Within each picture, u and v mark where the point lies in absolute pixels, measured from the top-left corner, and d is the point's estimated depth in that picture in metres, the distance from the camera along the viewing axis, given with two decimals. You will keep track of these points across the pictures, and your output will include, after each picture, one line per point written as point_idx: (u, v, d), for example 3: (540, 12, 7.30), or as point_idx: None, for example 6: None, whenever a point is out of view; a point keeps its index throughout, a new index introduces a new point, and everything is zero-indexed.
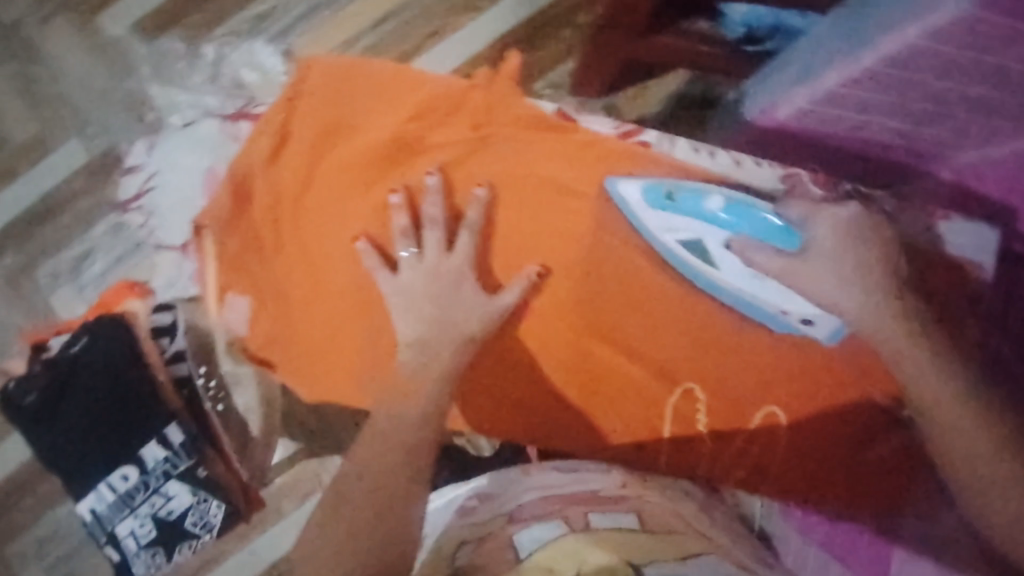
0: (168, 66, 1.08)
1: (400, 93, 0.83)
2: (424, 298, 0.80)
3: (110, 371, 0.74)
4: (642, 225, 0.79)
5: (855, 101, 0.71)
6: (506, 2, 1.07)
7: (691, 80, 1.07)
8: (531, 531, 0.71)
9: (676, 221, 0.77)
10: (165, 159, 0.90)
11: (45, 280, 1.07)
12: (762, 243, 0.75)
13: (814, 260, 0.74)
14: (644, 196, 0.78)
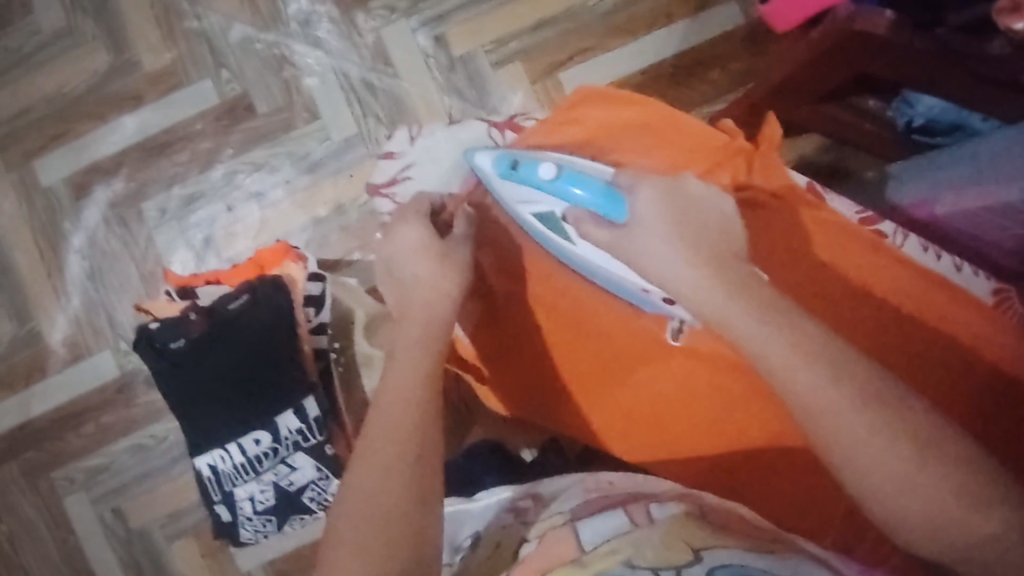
0: (315, 26, 1.06)
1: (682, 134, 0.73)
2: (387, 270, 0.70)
3: (260, 331, 0.74)
4: (502, 195, 0.72)
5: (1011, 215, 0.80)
6: (664, 35, 1.07)
7: (822, 147, 1.08)
8: (597, 521, 0.60)
9: (525, 192, 0.68)
10: (430, 153, 0.85)
11: (152, 213, 1.05)
12: (593, 215, 0.62)
13: (637, 237, 0.59)
14: (493, 166, 0.70)
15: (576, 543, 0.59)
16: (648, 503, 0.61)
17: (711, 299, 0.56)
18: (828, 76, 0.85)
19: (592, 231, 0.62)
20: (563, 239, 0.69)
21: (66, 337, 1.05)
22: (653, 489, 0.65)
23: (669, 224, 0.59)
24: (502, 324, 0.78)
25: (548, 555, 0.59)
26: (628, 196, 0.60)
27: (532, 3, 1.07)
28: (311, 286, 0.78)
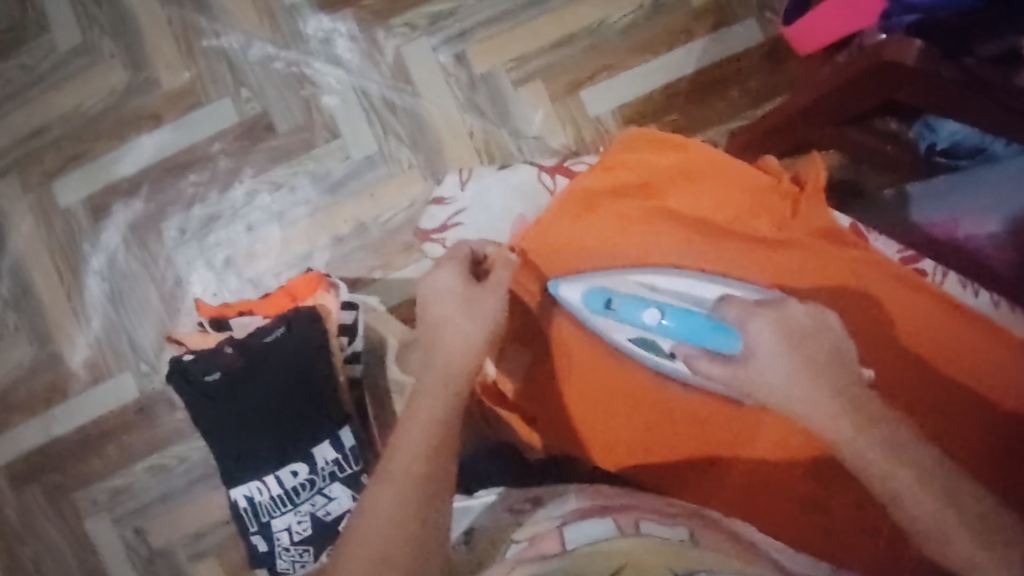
0: (335, 45, 1.06)
1: (723, 175, 0.76)
2: (426, 321, 0.71)
3: (298, 362, 0.75)
4: (596, 327, 0.74)
5: None
6: (684, 53, 1.07)
7: (843, 162, 1.09)
8: (584, 525, 0.59)
9: (622, 327, 0.71)
10: (480, 199, 0.85)
11: (172, 234, 1.05)
12: (702, 351, 0.66)
13: (752, 369, 0.62)
14: (586, 301, 0.74)
15: (558, 542, 0.58)
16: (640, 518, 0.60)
17: (813, 408, 0.59)
18: (854, 100, 0.85)
19: (701, 362, 0.66)
20: (659, 360, 0.72)
21: (86, 358, 1.04)
22: (648, 500, 0.65)
23: (785, 353, 0.60)
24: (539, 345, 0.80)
25: (530, 553, 0.58)
26: (738, 327, 0.63)
27: (553, 20, 1.07)
28: (344, 315, 0.79)
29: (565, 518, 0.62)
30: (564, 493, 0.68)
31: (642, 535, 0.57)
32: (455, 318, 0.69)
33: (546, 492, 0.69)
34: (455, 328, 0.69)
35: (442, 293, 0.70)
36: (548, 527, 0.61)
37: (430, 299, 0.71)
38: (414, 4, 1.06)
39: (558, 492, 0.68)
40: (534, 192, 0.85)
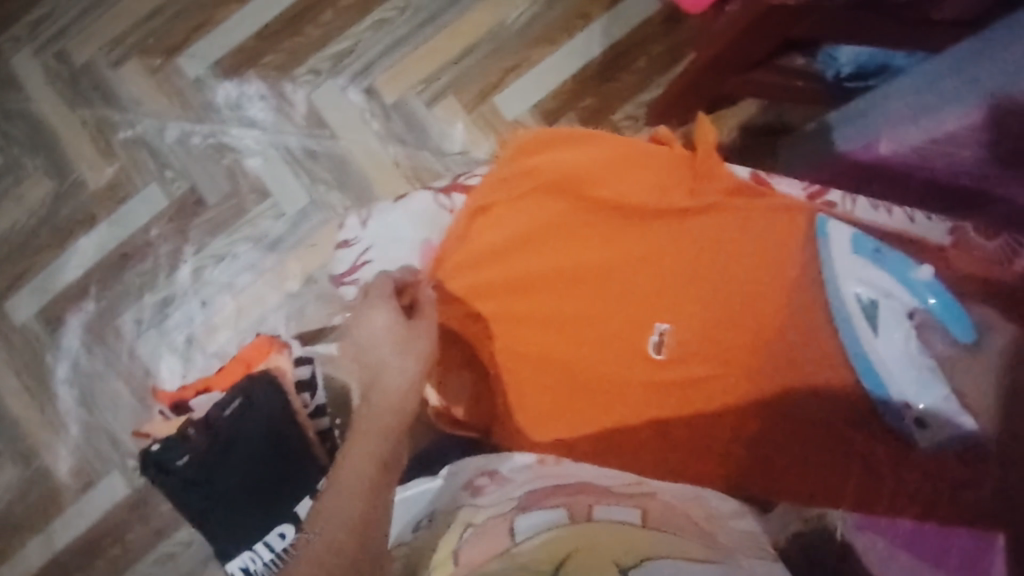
0: (247, 107, 1.06)
1: (638, 160, 0.81)
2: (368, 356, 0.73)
3: (264, 429, 0.75)
4: (834, 271, 0.76)
5: (969, 141, 0.79)
6: (583, 37, 1.09)
7: (762, 108, 1.11)
8: (535, 515, 0.60)
9: (881, 278, 0.74)
10: (386, 235, 0.80)
11: (129, 326, 1.05)
12: (942, 327, 0.70)
13: (982, 361, 0.67)
14: (854, 243, 0.75)
15: (507, 532, 0.59)
16: (594, 504, 0.62)
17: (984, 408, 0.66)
18: (755, 44, 0.86)
19: (930, 338, 0.71)
20: (869, 325, 0.74)
21: (72, 467, 1.05)
22: (599, 482, 0.68)
23: (992, 366, 0.66)
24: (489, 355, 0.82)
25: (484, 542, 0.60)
26: (984, 326, 0.68)
27: (451, 34, 1.08)
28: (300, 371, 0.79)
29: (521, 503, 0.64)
30: (521, 469, 0.71)
31: (596, 523, 0.58)
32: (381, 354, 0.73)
33: (499, 465, 0.73)
34: (385, 359, 0.73)
35: (372, 343, 0.73)
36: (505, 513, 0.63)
37: (364, 339, 0.73)
38: (315, 50, 1.06)
39: (515, 468, 0.71)
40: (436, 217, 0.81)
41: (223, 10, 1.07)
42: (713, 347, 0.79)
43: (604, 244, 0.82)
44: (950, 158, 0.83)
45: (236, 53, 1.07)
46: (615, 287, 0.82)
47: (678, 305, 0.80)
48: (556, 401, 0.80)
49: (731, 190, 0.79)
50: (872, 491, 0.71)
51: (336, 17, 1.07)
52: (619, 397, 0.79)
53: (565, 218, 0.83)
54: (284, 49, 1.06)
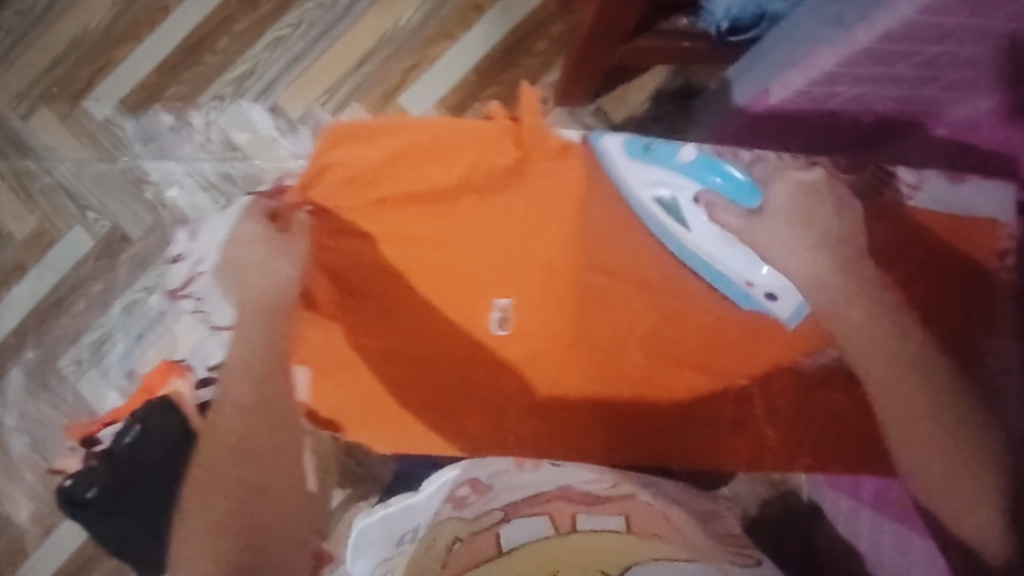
0: (159, 139, 1.08)
1: (458, 146, 0.89)
2: (267, 293, 0.86)
3: (169, 454, 0.76)
4: (625, 173, 0.86)
5: (847, 76, 0.78)
6: (478, 28, 1.10)
7: (672, 73, 1.10)
8: (521, 525, 0.67)
9: (655, 174, 0.84)
10: (208, 245, 0.97)
11: (70, 368, 1.06)
12: (722, 198, 0.80)
13: (769, 222, 0.77)
14: (625, 149, 0.86)
15: (495, 541, 0.66)
16: (576, 511, 0.69)
17: (852, 309, 0.75)
18: (626, 10, 0.84)
19: (723, 210, 0.80)
20: (676, 222, 0.84)
21: (33, 513, 1.07)
22: (579, 489, 0.75)
23: (799, 215, 0.77)
24: (386, 361, 0.85)
25: (474, 554, 0.65)
26: (763, 185, 0.79)
27: (346, 43, 1.09)
28: (202, 393, 0.80)
29: (506, 514, 0.70)
30: (499, 478, 0.77)
31: (579, 528, 0.66)
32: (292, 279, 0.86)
33: (479, 471, 0.79)
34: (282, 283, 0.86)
35: (276, 277, 0.87)
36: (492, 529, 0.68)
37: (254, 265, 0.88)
38: (216, 77, 1.08)
39: (494, 480, 0.77)
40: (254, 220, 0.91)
41: (121, 48, 1.08)
42: (571, 340, 0.89)
43: (468, 242, 0.88)
44: (842, 96, 0.82)
45: (141, 89, 1.08)
46: (471, 270, 0.88)
47: (545, 304, 0.90)
48: (453, 399, 0.86)
49: (555, 151, 0.90)
50: (758, 444, 0.89)
51: (232, 42, 1.08)
52: (484, 396, 0.87)
53: (427, 208, 0.88)
54: (187, 79, 1.08)
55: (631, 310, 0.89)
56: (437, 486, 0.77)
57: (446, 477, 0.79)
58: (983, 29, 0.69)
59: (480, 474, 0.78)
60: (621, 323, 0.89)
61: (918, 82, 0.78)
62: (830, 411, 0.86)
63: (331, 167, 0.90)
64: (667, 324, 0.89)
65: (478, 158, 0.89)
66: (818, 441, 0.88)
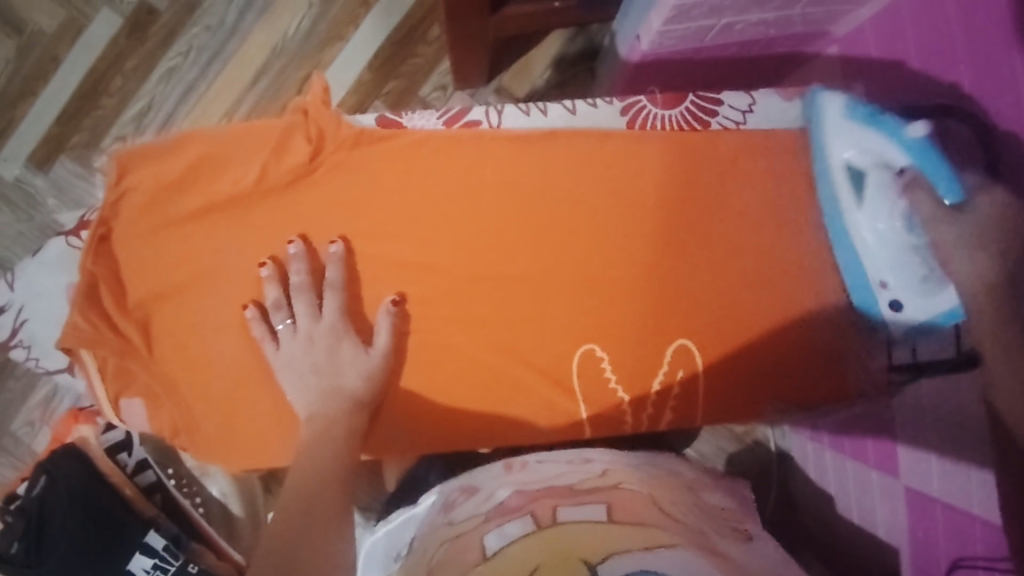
0: (70, 189, 1.04)
1: (241, 140, 0.65)
2: (308, 367, 0.62)
3: (79, 498, 0.76)
4: (831, 137, 0.63)
5: (706, 8, 0.69)
6: (367, 25, 1.05)
7: (570, 38, 1.05)
8: (501, 526, 0.47)
9: (859, 138, 0.61)
10: (30, 286, 0.66)
11: (23, 429, 0.99)
12: (918, 185, 0.57)
13: (952, 232, 0.56)
14: (843, 109, 0.62)
15: (476, 543, 0.47)
16: (562, 501, 0.49)
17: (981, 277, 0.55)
18: None
19: (915, 201, 0.57)
20: (852, 192, 0.62)
21: None
22: (570, 481, 0.53)
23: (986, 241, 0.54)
24: (183, 376, 0.65)
25: (448, 567, 0.46)
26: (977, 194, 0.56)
27: (239, 61, 1.05)
28: (108, 435, 0.80)
29: (491, 515, 0.50)
30: (496, 474, 0.58)
31: (563, 518, 0.46)
32: (204, 332, 0.65)
33: (478, 478, 0.58)
34: (212, 344, 0.65)
35: (342, 362, 0.62)
36: (480, 525, 0.49)
37: (116, 316, 0.64)
38: (115, 117, 1.05)
39: (491, 477, 0.57)
40: (74, 257, 0.66)
41: (21, 105, 1.05)
42: (441, 358, 0.65)
43: (239, 244, 0.65)
44: (714, 30, 0.74)
45: (45, 143, 1.05)
46: (234, 249, 0.65)
47: (445, 289, 0.65)
48: (257, 432, 0.65)
49: (355, 140, 0.65)
50: (690, 397, 0.66)
51: (126, 80, 1.05)
52: (260, 413, 0.65)
53: (176, 212, 0.65)
54: (88, 126, 1.05)
55: (521, 279, 0.65)
56: (435, 495, 0.59)
57: (446, 487, 0.60)
58: None
59: (473, 479, 0.58)
60: (508, 298, 0.65)
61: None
62: (777, 341, 0.66)
63: (112, 204, 0.65)
64: (539, 300, 0.66)
65: (238, 174, 0.64)
66: (769, 383, 0.66)
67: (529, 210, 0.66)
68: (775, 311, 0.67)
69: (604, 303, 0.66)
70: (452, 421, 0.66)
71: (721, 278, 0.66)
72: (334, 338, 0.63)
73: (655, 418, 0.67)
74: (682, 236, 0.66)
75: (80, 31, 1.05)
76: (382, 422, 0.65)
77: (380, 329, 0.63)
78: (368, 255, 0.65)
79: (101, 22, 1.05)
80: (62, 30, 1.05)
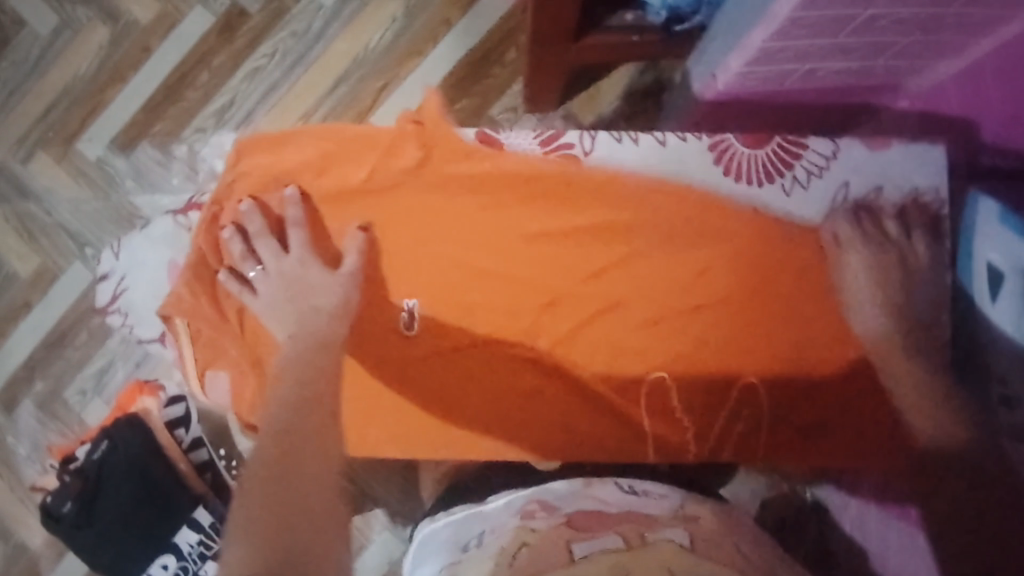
0: (148, 174, 1.08)
1: (339, 137, 0.68)
2: (287, 299, 0.66)
3: (134, 468, 0.78)
4: (981, 238, 0.67)
5: (789, 51, 0.70)
6: (446, 43, 1.09)
7: (640, 72, 1.07)
8: (590, 538, 0.51)
9: (1002, 239, 0.64)
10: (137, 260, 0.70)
11: (75, 398, 1.04)
12: None
13: None
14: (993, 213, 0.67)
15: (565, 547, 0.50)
16: (643, 526, 0.53)
17: None
18: (563, 10, 0.78)
19: None
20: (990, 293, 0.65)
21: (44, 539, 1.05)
22: (648, 512, 0.57)
23: None
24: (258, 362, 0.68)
25: (532, 564, 0.49)
26: None
27: (322, 67, 1.09)
28: (171, 410, 0.83)
29: (573, 527, 0.54)
30: (568, 492, 0.61)
31: (650, 543, 0.50)
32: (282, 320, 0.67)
33: (550, 493, 0.61)
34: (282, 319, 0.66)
35: (317, 284, 0.66)
36: (560, 526, 0.54)
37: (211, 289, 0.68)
38: (198, 109, 1.09)
39: (564, 494, 0.60)
40: (181, 235, 0.70)
41: (110, 90, 1.09)
42: (516, 366, 0.70)
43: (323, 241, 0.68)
44: (792, 74, 0.76)
45: (129, 127, 1.09)
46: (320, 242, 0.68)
47: (530, 305, 0.70)
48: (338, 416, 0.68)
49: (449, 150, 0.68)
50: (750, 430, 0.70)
51: (211, 76, 1.09)
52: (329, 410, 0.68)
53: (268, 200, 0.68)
54: (171, 115, 1.09)
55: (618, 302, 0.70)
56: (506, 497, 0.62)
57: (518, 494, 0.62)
58: (919, 17, 0.65)
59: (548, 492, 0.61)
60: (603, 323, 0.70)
61: (871, 50, 0.71)
62: (847, 388, 0.69)
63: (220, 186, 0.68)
64: (615, 321, 0.70)
65: (335, 175, 0.68)
66: (830, 425, 0.70)
67: (615, 235, 0.69)
68: (842, 357, 0.69)
69: (674, 331, 0.70)
70: (520, 428, 0.69)
71: (792, 320, 0.69)
72: (302, 266, 0.66)
73: (718, 443, 0.70)
74: (756, 271, 0.69)
75: (172, 25, 1.10)
76: (456, 417, 0.69)
77: (348, 252, 0.67)
78: (456, 259, 0.69)
79: (194, 17, 1.10)
80: (157, 22, 1.09)
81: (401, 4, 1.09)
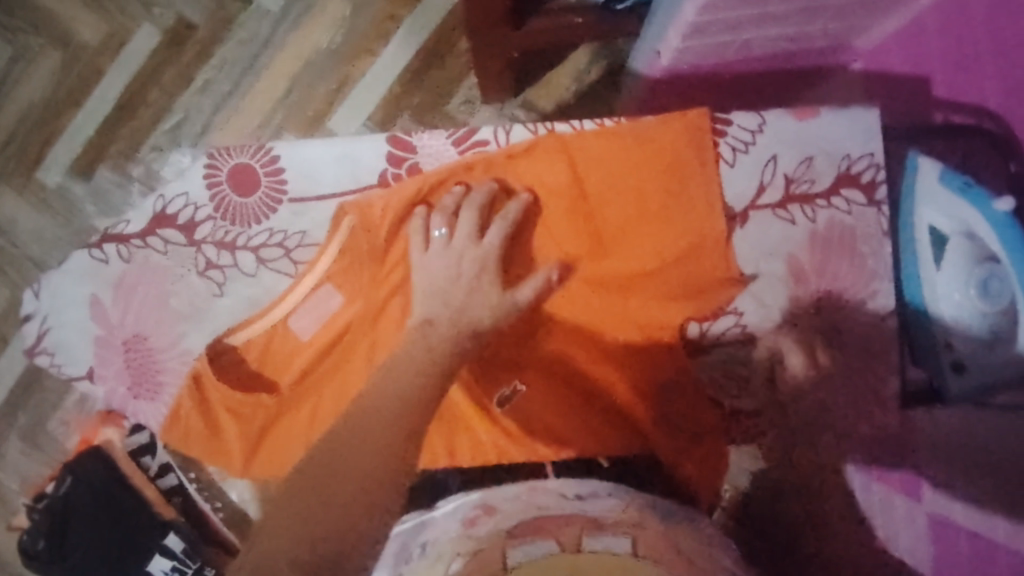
0: (107, 197, 1.07)
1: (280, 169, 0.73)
2: (441, 288, 0.69)
3: (101, 495, 0.72)
4: (924, 200, 0.70)
5: (725, 23, 0.67)
6: (396, 39, 1.07)
7: (595, 55, 1.05)
8: (528, 544, 0.48)
9: (951, 205, 0.67)
10: (61, 300, 0.73)
11: (57, 428, 1.03)
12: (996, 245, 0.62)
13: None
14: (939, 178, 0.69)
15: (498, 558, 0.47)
16: (583, 531, 0.49)
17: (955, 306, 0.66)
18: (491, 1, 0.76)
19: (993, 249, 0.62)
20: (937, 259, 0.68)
21: None
22: (593, 513, 0.53)
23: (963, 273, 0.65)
24: None
25: None
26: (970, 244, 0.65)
27: (274, 74, 1.07)
28: (133, 437, 0.73)
29: (512, 533, 0.51)
30: (514, 496, 0.58)
31: (586, 549, 0.46)
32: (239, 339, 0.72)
33: (496, 498, 0.58)
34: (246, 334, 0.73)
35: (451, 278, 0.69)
36: (498, 535, 0.51)
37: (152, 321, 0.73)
38: (152, 128, 1.08)
39: (509, 498, 0.58)
40: (99, 271, 0.73)
41: (65, 116, 1.08)
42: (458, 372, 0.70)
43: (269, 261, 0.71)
44: (732, 45, 0.73)
45: (85, 151, 1.08)
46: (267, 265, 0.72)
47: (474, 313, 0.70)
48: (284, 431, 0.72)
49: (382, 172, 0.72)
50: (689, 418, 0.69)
51: (163, 93, 1.08)
52: (297, 421, 0.72)
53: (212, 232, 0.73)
54: (125, 134, 1.08)
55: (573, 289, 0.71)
56: (455, 504, 0.59)
57: (467, 500, 0.60)
58: None
59: (495, 498, 0.58)
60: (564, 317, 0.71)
61: (808, 13, 0.68)
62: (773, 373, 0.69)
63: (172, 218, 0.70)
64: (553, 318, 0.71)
65: None
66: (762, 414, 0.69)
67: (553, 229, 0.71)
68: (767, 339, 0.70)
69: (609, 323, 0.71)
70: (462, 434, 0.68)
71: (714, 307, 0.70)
72: (476, 259, 0.69)
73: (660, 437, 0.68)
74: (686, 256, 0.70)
75: (121, 46, 1.08)
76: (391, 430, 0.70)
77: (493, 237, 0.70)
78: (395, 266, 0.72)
79: (142, 34, 1.08)
80: (105, 43, 1.08)
81: (347, 3, 1.07)
